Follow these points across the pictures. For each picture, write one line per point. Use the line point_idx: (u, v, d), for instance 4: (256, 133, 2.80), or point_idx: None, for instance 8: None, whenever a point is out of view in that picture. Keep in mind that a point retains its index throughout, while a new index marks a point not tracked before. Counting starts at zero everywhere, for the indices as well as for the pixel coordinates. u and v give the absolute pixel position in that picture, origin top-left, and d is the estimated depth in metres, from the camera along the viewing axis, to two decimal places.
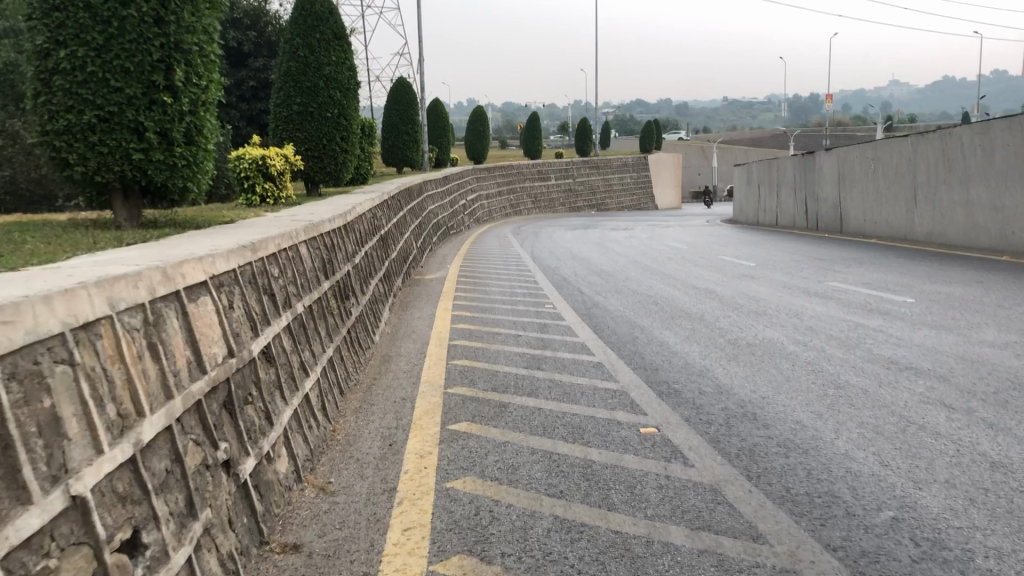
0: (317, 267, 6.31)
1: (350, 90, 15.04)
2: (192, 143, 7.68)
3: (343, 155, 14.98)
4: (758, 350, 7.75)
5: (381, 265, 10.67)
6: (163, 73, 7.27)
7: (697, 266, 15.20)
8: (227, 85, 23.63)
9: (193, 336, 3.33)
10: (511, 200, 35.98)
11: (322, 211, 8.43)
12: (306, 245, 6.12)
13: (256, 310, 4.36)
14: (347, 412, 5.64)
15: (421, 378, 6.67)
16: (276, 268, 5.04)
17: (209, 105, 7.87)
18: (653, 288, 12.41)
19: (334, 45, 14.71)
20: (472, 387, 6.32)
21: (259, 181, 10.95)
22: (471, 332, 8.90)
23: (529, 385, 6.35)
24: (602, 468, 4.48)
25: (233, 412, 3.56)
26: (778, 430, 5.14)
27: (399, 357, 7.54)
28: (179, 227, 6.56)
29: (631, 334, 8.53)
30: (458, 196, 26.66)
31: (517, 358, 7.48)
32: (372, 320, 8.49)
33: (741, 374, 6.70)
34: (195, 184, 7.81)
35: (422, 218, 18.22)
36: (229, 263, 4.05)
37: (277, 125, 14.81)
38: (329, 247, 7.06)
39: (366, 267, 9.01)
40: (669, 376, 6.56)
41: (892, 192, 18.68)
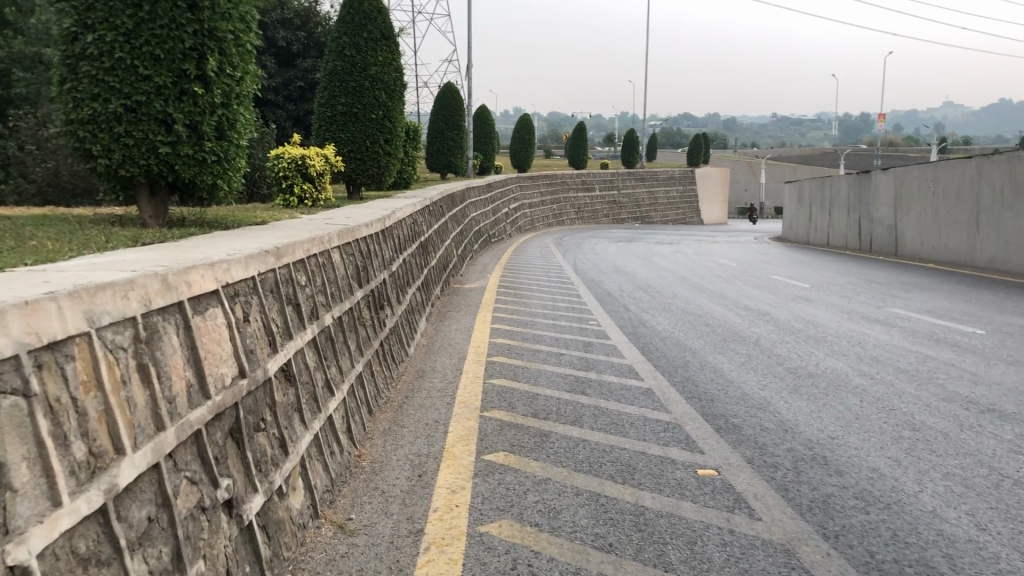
0: (350, 274, 5.88)
1: (396, 91, 14.67)
2: (223, 138, 7.29)
3: (386, 157, 14.63)
4: (821, 381, 7.17)
5: (420, 273, 10.24)
6: (195, 62, 6.90)
7: (748, 286, 14.58)
8: (275, 85, 23.53)
9: (197, 355, 2.89)
10: (555, 210, 35.50)
11: (359, 214, 8.01)
12: (340, 251, 5.70)
13: (277, 324, 3.92)
14: (375, 434, 5.19)
15: (456, 398, 6.20)
16: (303, 275, 4.62)
17: (244, 99, 7.48)
18: (703, 308, 11.83)
19: (382, 45, 14.33)
20: (511, 411, 5.83)
21: (297, 182, 10.59)
22: (511, 348, 8.41)
23: (574, 412, 5.84)
24: (656, 518, 3.97)
25: (240, 442, 3.11)
26: (853, 478, 4.58)
27: (433, 373, 7.08)
28: (206, 227, 6.17)
29: (682, 358, 7.99)
30: (502, 204, 26.26)
31: (559, 379, 6.98)
32: (408, 332, 8.05)
33: (805, 410, 6.14)
34: (225, 182, 7.43)
35: (464, 225, 17.80)
36: (248, 269, 3.61)
37: (320, 125, 14.51)
38: (364, 253, 6.64)
39: (404, 275, 8.60)
40: (726, 409, 6.02)
41: (953, 216, 17.84)
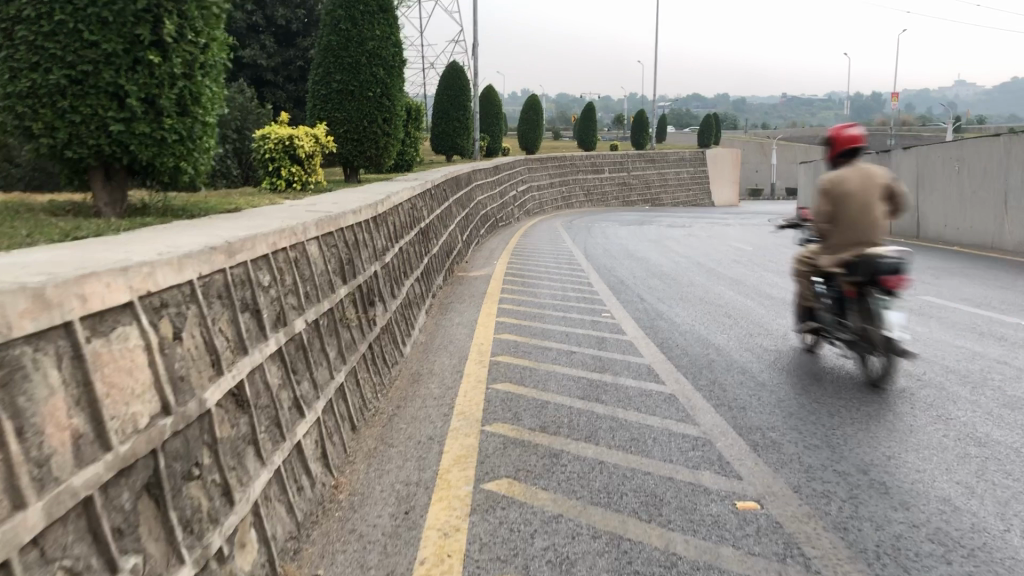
0: (331, 269, 5.16)
1: (395, 68, 13.87)
2: (186, 114, 6.34)
3: (384, 138, 13.93)
4: (863, 384, 6.41)
5: (419, 263, 9.49)
6: (150, 27, 5.91)
7: (769, 272, 13.78)
8: (275, 65, 22.78)
9: (92, 394, 2.17)
10: (563, 192, 34.71)
11: (347, 199, 7.28)
12: (318, 243, 4.97)
13: (224, 338, 3.21)
14: (358, 457, 4.48)
15: (454, 408, 5.48)
16: (266, 273, 3.90)
17: (211, 67, 6.53)
18: (723, 297, 11.07)
19: (380, 19, 13.49)
20: (516, 425, 5.11)
21: (285, 164, 9.87)
22: (517, 345, 7.66)
23: (587, 426, 5.10)
24: (691, 571, 3.25)
25: (160, 500, 2.40)
26: (923, 513, 3.84)
27: (430, 377, 6.34)
28: (166, 215, 5.46)
29: (704, 357, 7.24)
30: (509, 187, 25.49)
31: (570, 383, 6.25)
32: (403, 328, 7.33)
33: (851, 421, 5.39)
34: (190, 163, 6.56)
35: (469, 209, 17.07)
36: (182, 274, 2.89)
37: (315, 104, 13.75)
38: (351, 244, 5.91)
39: (399, 265, 7.87)
40: (762, 421, 5.29)
41: (980, 197, 16.96)
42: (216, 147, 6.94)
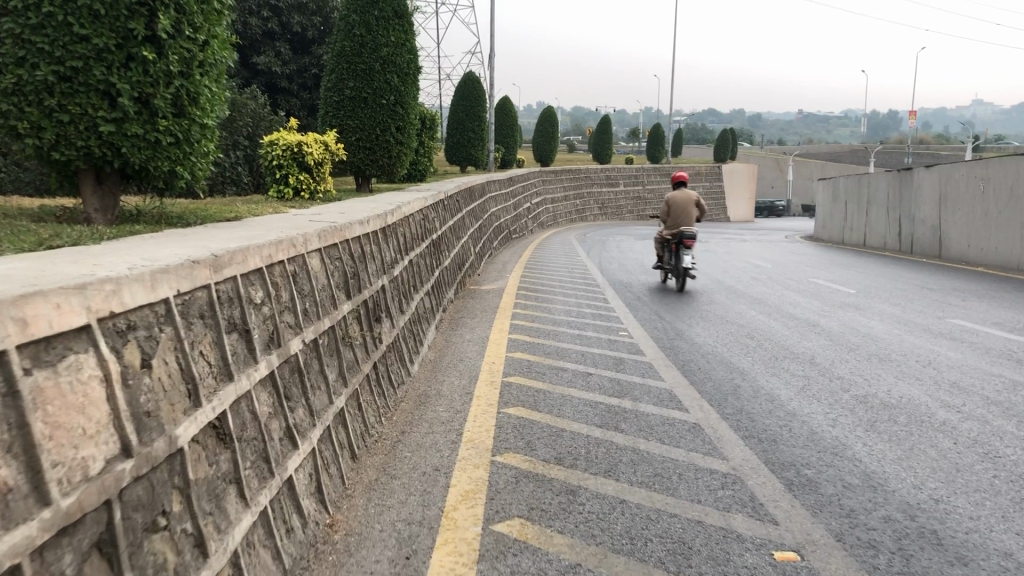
0: (334, 283, 4.81)
1: (409, 75, 13.58)
2: (182, 116, 6.02)
3: (397, 147, 13.62)
4: (899, 414, 6.00)
5: (430, 276, 9.14)
6: (146, 21, 5.59)
7: (790, 290, 13.35)
8: (290, 72, 22.58)
9: (27, 438, 1.81)
10: (577, 205, 34.36)
11: (354, 208, 6.96)
12: (320, 255, 4.62)
13: (206, 362, 2.86)
14: (358, 490, 4.11)
15: (463, 434, 5.11)
16: (259, 289, 3.55)
17: (210, 67, 6.21)
18: (744, 317, 10.66)
19: (394, 24, 13.21)
20: (529, 456, 4.72)
21: (292, 172, 9.54)
22: (530, 364, 7.28)
23: (606, 459, 4.71)
24: None
25: (114, 559, 2.04)
26: (984, 571, 3.43)
27: (439, 399, 5.98)
28: (159, 223, 5.12)
29: (729, 382, 6.85)
30: (523, 200, 25.17)
31: (587, 408, 5.86)
32: (411, 345, 6.97)
33: (891, 458, 4.99)
34: (186, 167, 6.23)
35: (482, 222, 16.72)
36: (156, 292, 2.54)
37: (326, 111, 13.44)
38: (357, 256, 5.56)
39: (408, 278, 7.51)
40: (795, 456, 4.89)
41: (1006, 217, 16.49)
42: (214, 151, 6.62)
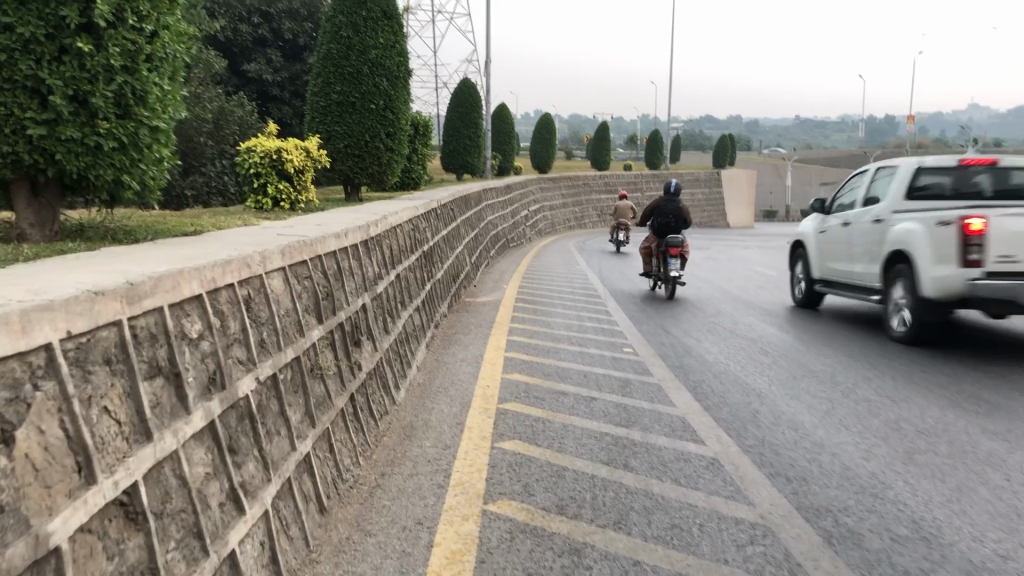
0: (302, 306, 4.20)
1: (399, 79, 13.02)
2: (127, 117, 5.39)
3: (388, 153, 13.05)
4: (939, 444, 5.37)
5: (420, 291, 8.51)
6: (80, 9, 5.00)
7: (799, 300, 12.71)
8: (281, 78, 22.01)
9: None
10: (576, 212, 33.73)
11: (333, 220, 6.35)
12: (283, 275, 4.02)
13: (112, 421, 2.26)
14: (324, 553, 3.49)
15: (451, 477, 4.48)
16: (198, 321, 2.95)
17: (162, 62, 5.58)
18: (754, 330, 10.05)
19: (384, 25, 12.70)
20: (526, 504, 4.10)
21: (271, 181, 8.96)
22: (528, 388, 6.65)
23: (614, 507, 4.10)
24: None
25: None
26: None
27: (426, 431, 5.35)
28: (98, 240, 4.49)
29: (746, 407, 6.23)
30: (521, 207, 24.58)
31: (591, 441, 5.23)
32: (398, 368, 6.36)
33: (941, 498, 4.37)
34: (134, 174, 5.60)
35: (479, 230, 16.10)
36: (31, 338, 1.94)
37: (311, 117, 12.82)
38: (332, 273, 4.95)
39: (394, 294, 6.88)
40: (831, 500, 4.27)
41: None
42: (171, 157, 6.01)
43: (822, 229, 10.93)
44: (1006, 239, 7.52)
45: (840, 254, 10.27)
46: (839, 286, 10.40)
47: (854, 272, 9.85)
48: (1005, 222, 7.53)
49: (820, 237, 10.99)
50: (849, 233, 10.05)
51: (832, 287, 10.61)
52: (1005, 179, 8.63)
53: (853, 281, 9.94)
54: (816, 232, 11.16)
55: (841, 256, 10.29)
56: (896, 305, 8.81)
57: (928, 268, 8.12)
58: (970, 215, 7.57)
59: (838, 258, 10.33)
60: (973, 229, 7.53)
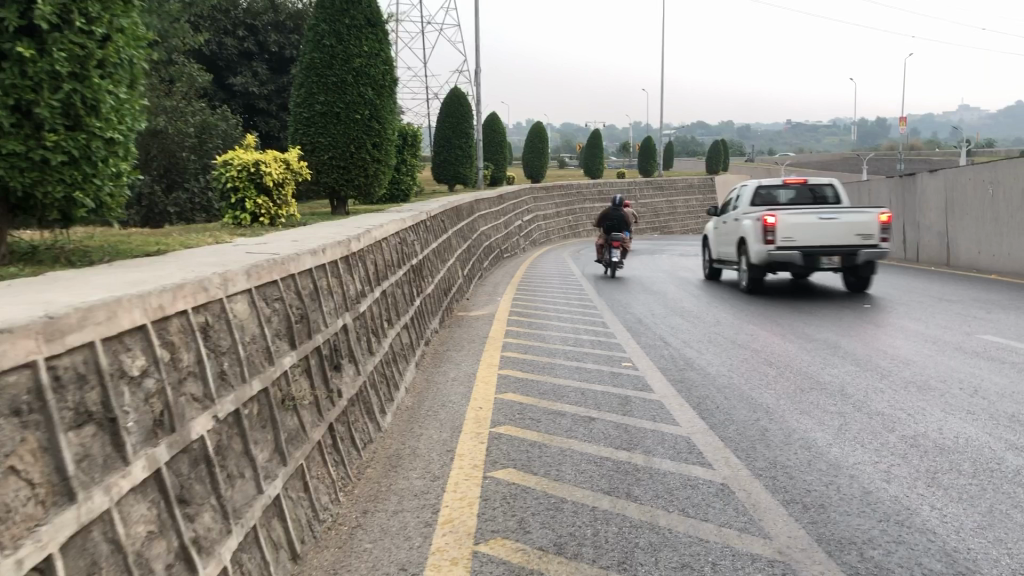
0: (271, 333, 3.84)
1: (385, 88, 12.70)
2: (77, 128, 5.05)
3: (375, 165, 12.72)
4: (962, 462, 5.02)
5: (409, 307, 8.17)
6: (19, 12, 4.68)
7: (798, 306, 12.39)
8: (268, 91, 21.67)
9: None
10: (569, 221, 33.41)
11: (312, 235, 6.00)
12: (249, 299, 3.66)
13: (21, 484, 1.90)
14: None
15: (439, 513, 4.12)
16: (142, 356, 2.59)
17: (118, 67, 5.22)
18: (756, 339, 9.71)
19: (367, 33, 12.38)
20: (522, 544, 3.74)
21: (250, 196, 8.63)
22: (523, 409, 6.27)
23: (617, 544, 3.74)
24: None
25: None
26: None
27: (414, 460, 5.00)
28: (46, 263, 4.13)
29: (753, 425, 5.88)
30: (514, 217, 24.23)
31: (591, 467, 4.86)
32: (383, 392, 6.00)
33: (973, 524, 4.02)
34: (88, 190, 5.24)
35: (471, 241, 15.77)
36: None
37: (295, 129, 12.48)
38: (307, 294, 4.59)
39: (379, 312, 6.52)
40: (854, 530, 3.91)
41: (1017, 222, 15.37)
42: (131, 171, 5.64)
43: (715, 225, 15.81)
44: (790, 228, 12.45)
45: (721, 242, 15.20)
46: (723, 265, 15.29)
47: (728, 253, 14.78)
48: (787, 218, 12.50)
49: (713, 231, 15.87)
50: (726, 227, 15.00)
51: (721, 265, 15.38)
52: (813, 191, 14.00)
53: (728, 258, 14.83)
54: (711, 228, 16.02)
55: (720, 243, 15.27)
56: (743, 272, 13.76)
57: (753, 246, 13.13)
58: (767, 215, 12.57)
59: (718, 243, 15.30)
60: (767, 222, 12.51)
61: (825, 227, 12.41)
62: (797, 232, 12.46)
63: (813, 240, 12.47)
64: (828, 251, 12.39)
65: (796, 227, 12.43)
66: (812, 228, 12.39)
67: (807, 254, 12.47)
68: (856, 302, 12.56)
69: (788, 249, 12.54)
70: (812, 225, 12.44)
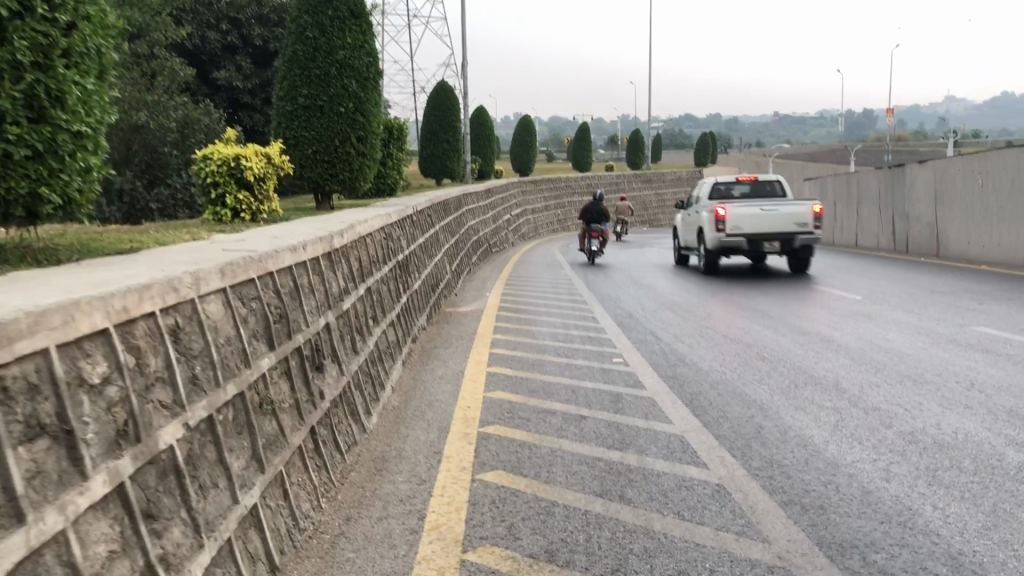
0: (248, 334, 3.67)
1: (370, 81, 12.48)
2: (42, 120, 4.86)
3: (360, 159, 12.53)
4: (962, 459, 4.90)
5: (395, 303, 8.01)
6: None
7: (789, 299, 12.29)
8: (253, 85, 21.42)
9: None
10: (558, 215, 33.27)
11: (293, 231, 5.83)
12: (224, 298, 3.50)
13: None
14: None
15: (426, 519, 3.96)
16: (105, 362, 2.42)
17: (85, 57, 5.05)
18: (748, 333, 9.59)
19: (351, 25, 12.13)
20: (512, 552, 3.59)
21: (230, 191, 8.43)
22: (513, 408, 6.12)
23: (610, 550, 3.59)
24: None
25: None
26: None
27: (400, 462, 4.84)
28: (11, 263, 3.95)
29: (747, 422, 5.74)
30: (502, 211, 24.05)
31: (583, 468, 4.72)
32: (369, 392, 5.84)
33: (977, 525, 3.89)
34: (56, 186, 5.04)
35: (459, 235, 15.60)
36: None
37: (278, 122, 12.27)
38: (287, 292, 4.43)
39: (364, 309, 6.36)
40: (856, 533, 3.78)
41: (1007, 212, 15.28)
42: (102, 166, 5.45)
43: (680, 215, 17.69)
44: (737, 218, 14.43)
45: (685, 231, 17.07)
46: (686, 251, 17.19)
47: (690, 239, 16.66)
48: (735, 210, 14.47)
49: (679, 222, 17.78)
50: (689, 218, 16.85)
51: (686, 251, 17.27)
52: (762, 187, 16.14)
53: (691, 244, 16.70)
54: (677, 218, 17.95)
55: (684, 230, 17.13)
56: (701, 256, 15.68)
57: (707, 234, 15.09)
58: (718, 207, 14.50)
59: (682, 232, 17.25)
60: (717, 213, 14.43)
61: (767, 218, 14.39)
62: (743, 221, 14.46)
63: (757, 228, 14.45)
64: (769, 237, 14.38)
65: (742, 217, 14.42)
66: (755, 219, 14.40)
67: (752, 241, 14.41)
68: (794, 280, 14.50)
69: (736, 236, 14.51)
70: (755, 216, 14.43)
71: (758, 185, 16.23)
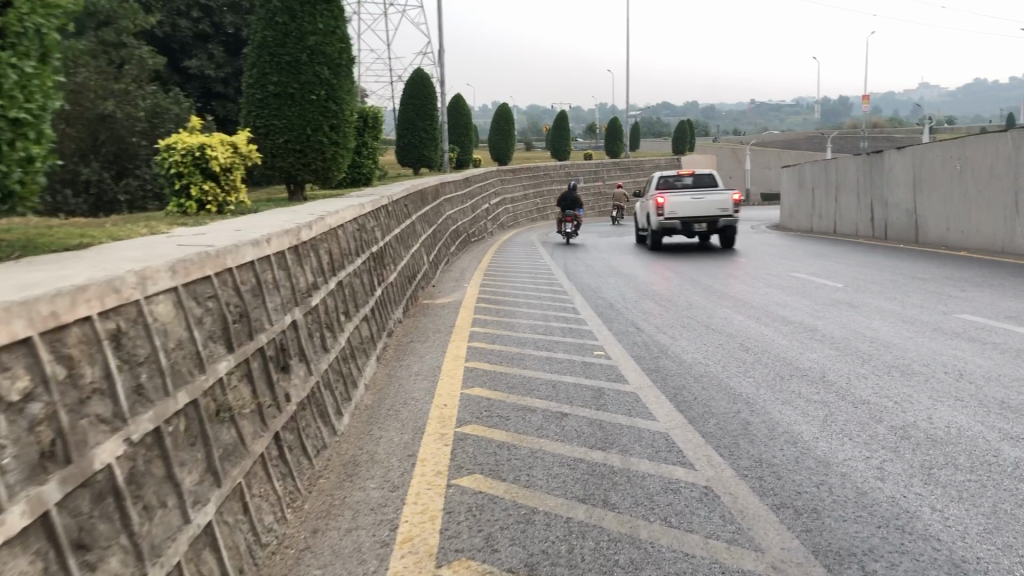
0: (203, 335, 3.41)
1: (343, 68, 12.15)
2: None
3: (333, 148, 12.20)
4: (958, 455, 4.71)
5: (369, 297, 7.75)
6: None
7: (770, 288, 12.15)
8: (225, 73, 20.99)
9: None
10: (538, 203, 33.01)
11: (258, 223, 5.57)
12: (175, 297, 3.24)
13: None
14: None
15: (398, 531, 3.72)
16: (27, 375, 2.16)
17: (22, 37, 4.78)
18: (731, 323, 9.41)
19: (322, 10, 11.81)
20: (489, 567, 3.35)
21: (195, 181, 8.15)
22: (491, 405, 5.88)
23: (594, 563, 3.37)
24: None
25: None
26: None
27: (373, 467, 4.60)
28: None
29: (734, 418, 5.54)
30: (481, 200, 23.77)
31: (564, 470, 4.49)
32: (340, 391, 5.59)
33: (978, 528, 3.70)
34: None
35: (436, 225, 15.31)
36: None
37: (248, 111, 11.94)
38: (249, 289, 4.17)
39: (335, 304, 6.10)
40: (853, 540, 3.57)
41: (986, 198, 15.18)
42: (48, 156, 5.17)
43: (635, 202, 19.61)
44: (673, 205, 16.34)
45: (640, 216, 18.94)
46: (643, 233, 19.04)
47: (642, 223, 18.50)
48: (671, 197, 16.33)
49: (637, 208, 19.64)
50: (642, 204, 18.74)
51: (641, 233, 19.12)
52: (703, 177, 18.08)
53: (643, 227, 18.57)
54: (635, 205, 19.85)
55: (641, 215, 18.89)
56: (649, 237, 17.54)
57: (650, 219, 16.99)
58: (658, 195, 16.36)
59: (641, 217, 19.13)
60: (657, 202, 16.31)
61: (697, 204, 16.31)
62: (678, 207, 16.36)
63: (689, 213, 16.37)
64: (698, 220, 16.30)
65: (678, 203, 16.31)
66: (688, 204, 16.32)
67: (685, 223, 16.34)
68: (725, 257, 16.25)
69: (672, 220, 16.44)
70: (688, 202, 16.35)
71: (700, 176, 18.15)
